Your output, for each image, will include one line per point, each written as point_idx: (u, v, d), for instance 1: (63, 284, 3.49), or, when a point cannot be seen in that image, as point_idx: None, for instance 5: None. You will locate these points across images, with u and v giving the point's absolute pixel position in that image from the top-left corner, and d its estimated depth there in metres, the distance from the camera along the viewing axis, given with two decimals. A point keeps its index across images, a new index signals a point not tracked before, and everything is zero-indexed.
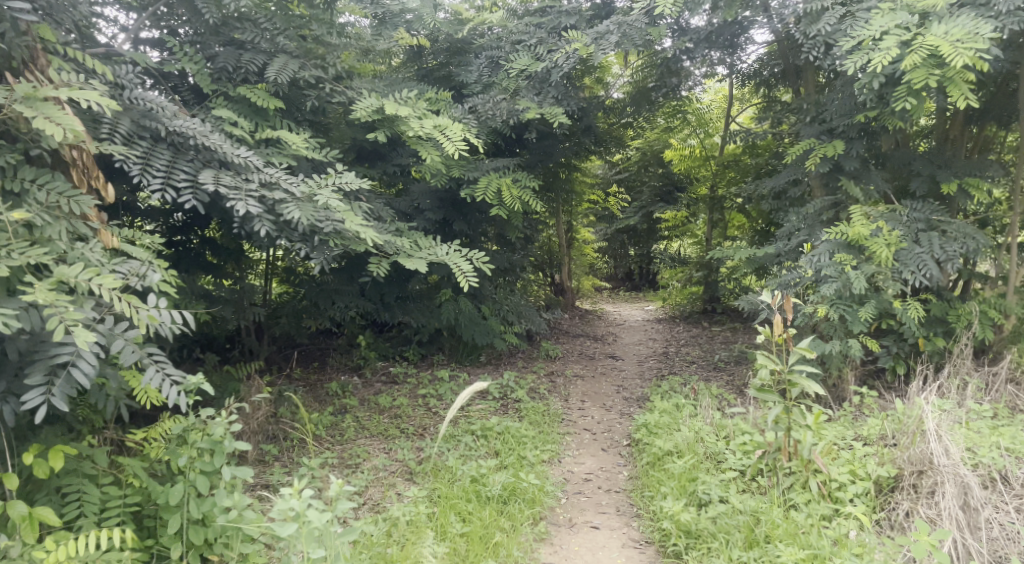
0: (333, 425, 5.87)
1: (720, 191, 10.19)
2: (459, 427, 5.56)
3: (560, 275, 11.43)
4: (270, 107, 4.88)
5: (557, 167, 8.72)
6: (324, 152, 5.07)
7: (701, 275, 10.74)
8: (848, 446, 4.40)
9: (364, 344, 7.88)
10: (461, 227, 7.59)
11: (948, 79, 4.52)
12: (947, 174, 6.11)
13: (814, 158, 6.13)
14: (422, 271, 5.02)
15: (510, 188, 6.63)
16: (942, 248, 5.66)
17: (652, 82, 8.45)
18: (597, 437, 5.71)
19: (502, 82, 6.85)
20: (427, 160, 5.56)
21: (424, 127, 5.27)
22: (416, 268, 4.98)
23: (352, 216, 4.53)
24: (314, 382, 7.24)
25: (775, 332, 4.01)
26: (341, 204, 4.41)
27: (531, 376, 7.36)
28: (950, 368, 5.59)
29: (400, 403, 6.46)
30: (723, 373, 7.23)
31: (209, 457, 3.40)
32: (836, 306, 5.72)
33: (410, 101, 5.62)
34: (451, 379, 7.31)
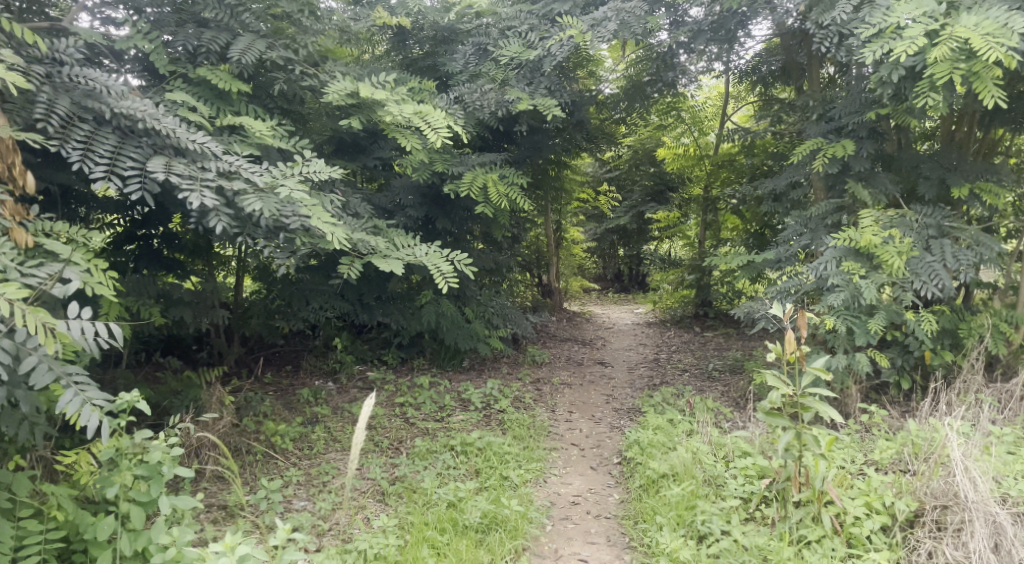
0: (303, 437, 5.46)
1: (714, 191, 9.83)
2: (438, 442, 5.17)
3: (547, 275, 11.03)
4: (233, 91, 4.45)
5: (547, 164, 8.33)
6: (293, 141, 4.64)
7: (694, 279, 10.33)
8: (859, 473, 4.05)
9: (341, 347, 7.47)
10: (445, 225, 7.20)
11: (975, 74, 4.19)
12: (957, 178, 5.79)
13: (821, 159, 5.74)
14: (399, 274, 4.58)
15: (497, 184, 6.22)
16: (955, 257, 5.29)
17: (648, 77, 7.92)
18: (585, 453, 5.32)
19: (490, 72, 6.46)
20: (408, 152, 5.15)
21: (404, 115, 4.83)
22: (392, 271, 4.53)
23: (321, 211, 4.07)
24: (286, 388, 6.83)
25: (787, 349, 3.58)
26: (307, 197, 3.96)
27: (515, 384, 6.98)
28: (962, 385, 5.27)
29: (376, 413, 6.06)
30: (717, 383, 6.88)
31: (145, 486, 3.06)
32: (842, 317, 5.41)
33: (390, 88, 5.21)
34: (432, 386, 6.91)
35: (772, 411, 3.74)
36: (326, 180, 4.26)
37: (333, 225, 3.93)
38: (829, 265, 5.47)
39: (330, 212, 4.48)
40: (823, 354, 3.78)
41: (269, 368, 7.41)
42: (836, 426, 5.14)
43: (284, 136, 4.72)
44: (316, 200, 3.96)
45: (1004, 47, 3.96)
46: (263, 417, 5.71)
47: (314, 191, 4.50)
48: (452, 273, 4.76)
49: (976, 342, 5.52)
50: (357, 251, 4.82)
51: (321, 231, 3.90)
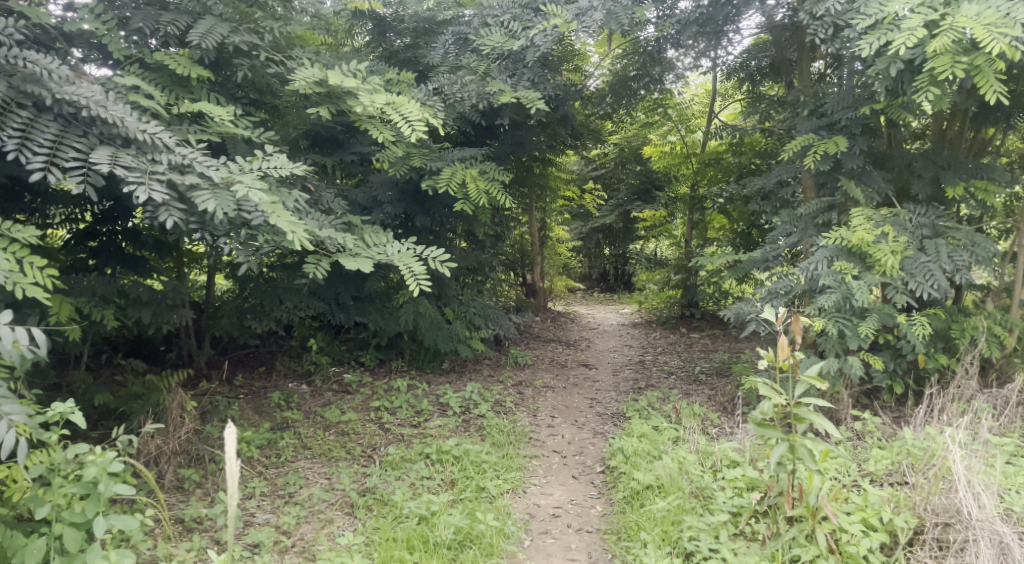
0: (271, 444, 5.19)
1: (701, 190, 9.59)
2: (413, 450, 4.93)
3: (531, 274, 10.79)
4: (194, 77, 4.19)
5: (531, 161, 8.10)
6: (258, 131, 4.38)
7: (679, 278, 10.10)
8: (854, 485, 3.85)
9: (316, 348, 7.20)
10: (423, 223, 6.95)
11: (976, 67, 4.00)
12: (951, 176, 5.61)
13: (813, 155, 5.55)
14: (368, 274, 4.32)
15: (477, 180, 5.97)
16: (951, 257, 5.10)
17: (635, 71, 7.68)
18: (567, 461, 5.09)
19: (472, 63, 6.24)
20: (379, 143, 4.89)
21: (376, 104, 4.58)
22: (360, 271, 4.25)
23: (282, 208, 3.81)
24: (257, 391, 6.56)
25: (780, 356, 3.34)
26: (266, 193, 3.69)
27: (496, 388, 6.74)
28: (957, 390, 5.09)
29: (349, 418, 5.80)
30: (704, 387, 6.67)
31: (80, 506, 2.92)
32: (834, 319, 5.20)
33: (363, 77, 4.96)
34: (409, 390, 6.66)
35: (765, 422, 3.50)
36: (289, 176, 3.99)
37: (294, 224, 3.67)
38: (820, 265, 5.26)
39: (293, 209, 4.21)
40: (817, 362, 3.56)
41: (241, 369, 7.13)
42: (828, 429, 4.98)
43: (249, 126, 4.47)
44: (276, 195, 3.69)
45: (1007, 37, 3.76)
46: (230, 422, 5.45)
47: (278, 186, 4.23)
48: (424, 273, 4.51)
49: (971, 346, 5.34)
50: (325, 249, 4.56)
51: (279, 228, 3.62)
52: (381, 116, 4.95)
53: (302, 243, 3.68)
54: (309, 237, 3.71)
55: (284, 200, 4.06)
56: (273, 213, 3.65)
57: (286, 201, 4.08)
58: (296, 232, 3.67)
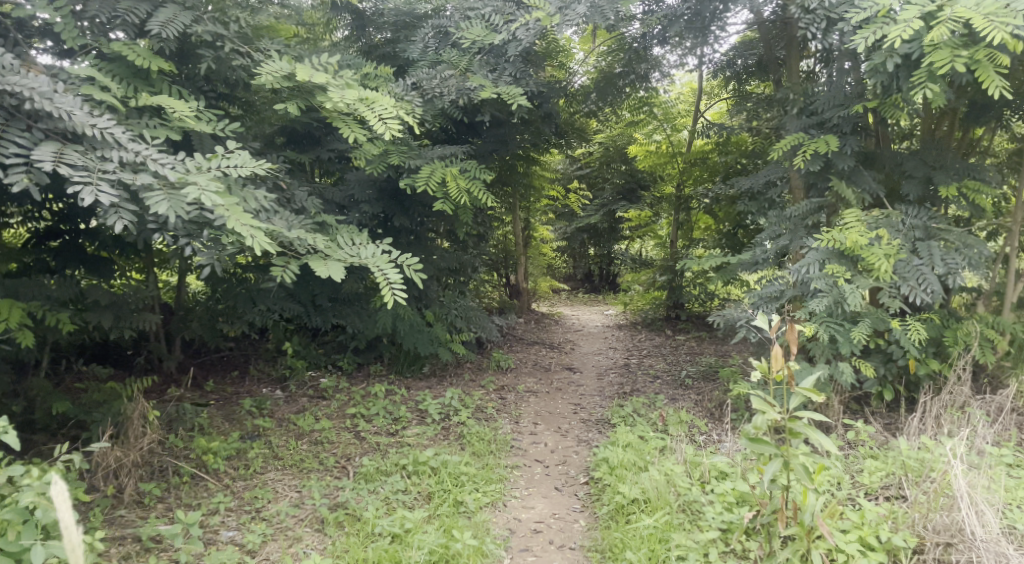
0: (240, 454, 4.97)
1: (687, 190, 9.41)
2: (388, 460, 4.73)
3: (515, 275, 10.59)
4: (153, 68, 3.96)
5: (514, 159, 7.90)
6: (222, 127, 4.15)
7: (665, 280, 9.85)
8: (848, 499, 3.69)
9: (291, 352, 6.97)
10: (402, 223, 6.73)
11: (976, 61, 3.86)
12: (944, 177, 5.48)
13: (804, 155, 5.38)
14: (339, 279, 4.10)
15: (457, 178, 5.74)
16: (944, 260, 4.96)
17: (620, 68, 7.47)
18: (549, 472, 4.89)
19: (452, 58, 6.03)
20: (351, 140, 4.66)
21: (347, 100, 4.34)
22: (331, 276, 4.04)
23: (243, 210, 3.58)
24: (230, 398, 6.33)
25: (772, 367, 3.12)
26: (224, 194, 3.46)
27: (477, 393, 6.53)
28: (950, 397, 4.96)
29: (324, 426, 5.58)
30: (691, 392, 6.51)
31: (16, 534, 2.92)
32: (826, 324, 5.05)
33: (334, 70, 4.72)
34: (388, 395, 6.44)
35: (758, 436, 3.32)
36: (251, 175, 3.76)
37: (254, 228, 3.45)
38: (812, 269, 5.09)
39: (258, 210, 4.00)
40: (814, 373, 3.36)
41: (214, 374, 6.89)
42: (828, 425, 4.99)
43: (213, 121, 4.24)
44: (237, 197, 3.48)
45: (1009, 28, 3.60)
46: (199, 431, 5.23)
47: (241, 184, 4.00)
48: (399, 279, 4.31)
49: (964, 351, 5.21)
50: (293, 251, 4.33)
51: (237, 233, 3.41)
52: (353, 112, 4.70)
53: (263, 248, 3.48)
54: (271, 242, 3.50)
55: (247, 200, 3.84)
56: (232, 215, 3.43)
57: (249, 202, 3.87)
58: (256, 237, 3.46)
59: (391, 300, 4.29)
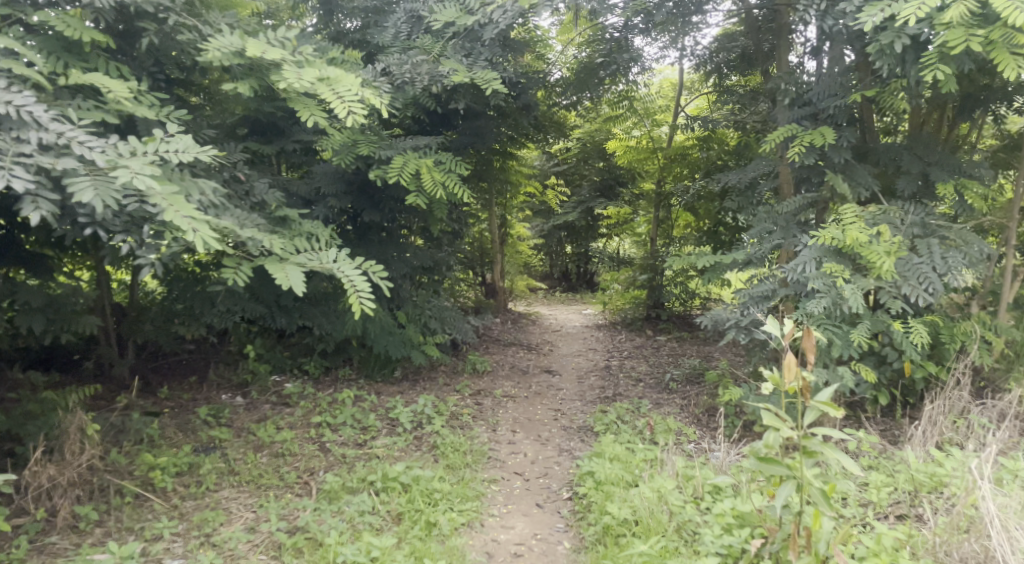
0: (192, 469, 4.58)
1: (667, 186, 9.09)
2: (354, 476, 4.38)
3: (491, 274, 10.21)
4: (86, 41, 3.57)
5: (491, 154, 7.49)
6: (166, 110, 3.76)
7: (645, 278, 9.57)
8: (857, 520, 3.41)
9: (253, 356, 6.54)
10: (372, 219, 6.34)
11: (990, 42, 3.60)
12: (941, 172, 5.22)
13: (797, 147, 5.09)
14: (299, 283, 3.72)
15: (432, 170, 5.33)
16: (945, 259, 4.72)
17: (600, 58, 7.08)
18: (529, 486, 4.54)
19: (424, 43, 5.69)
20: (312, 125, 4.25)
21: (305, 80, 3.94)
22: (289, 281, 3.66)
23: (183, 200, 3.20)
24: (186, 406, 5.91)
25: (784, 380, 2.81)
26: (160, 181, 3.08)
27: (451, 399, 6.16)
28: (953, 405, 4.73)
29: (286, 436, 5.17)
30: (676, 396, 6.21)
31: None
32: (823, 327, 4.78)
33: (292, 47, 4.31)
34: (356, 402, 6.04)
35: (766, 454, 3.01)
36: (194, 161, 3.38)
37: (195, 221, 3.10)
38: (809, 268, 4.79)
39: (205, 204, 3.62)
40: (831, 387, 3.04)
41: (169, 380, 6.44)
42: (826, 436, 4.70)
43: (157, 103, 3.83)
44: (177, 186, 3.13)
45: None
46: (147, 444, 4.82)
47: (185, 173, 3.61)
48: (366, 286, 3.95)
49: (963, 355, 4.97)
50: (246, 250, 3.94)
51: (177, 226, 3.05)
52: (314, 94, 4.30)
53: (206, 243, 3.12)
54: (215, 237, 3.14)
55: (191, 191, 3.47)
56: (172, 206, 3.08)
57: (192, 194, 3.50)
58: (198, 231, 3.10)
59: (357, 308, 3.92)
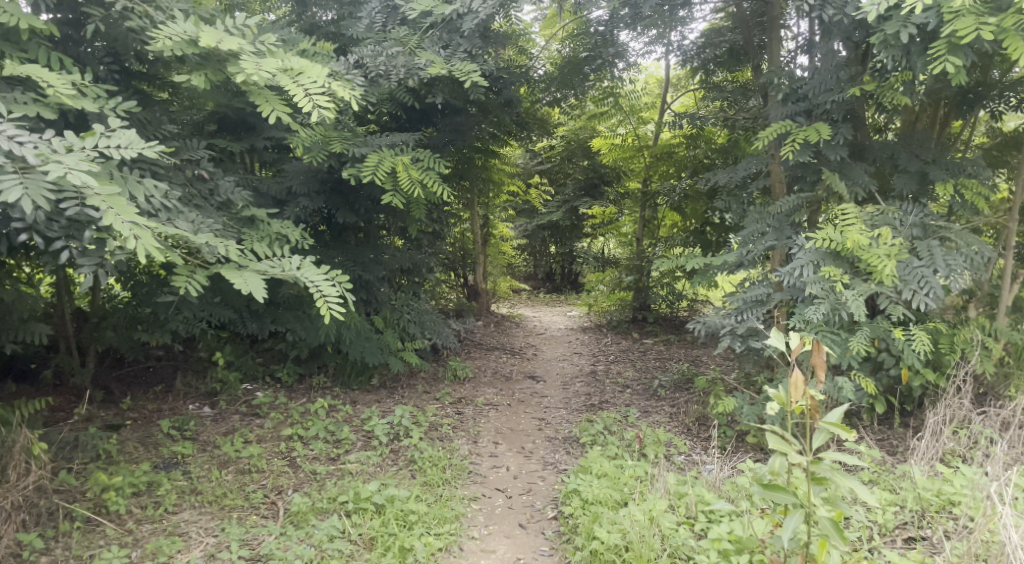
0: (150, 489, 4.27)
1: (653, 185, 8.84)
2: (325, 496, 4.12)
3: (473, 275, 9.91)
4: (23, 26, 3.25)
5: (472, 152, 7.23)
6: (112, 103, 3.45)
7: (631, 280, 9.33)
8: (864, 545, 3.21)
9: (223, 364, 6.22)
10: (347, 219, 6.03)
11: (1002, 31, 3.39)
12: (939, 171, 5.01)
13: (793, 144, 4.85)
14: (258, 292, 3.45)
15: (409, 167, 5.03)
16: (946, 262, 4.53)
17: (585, 53, 6.82)
18: (512, 504, 4.27)
19: (400, 35, 5.43)
20: (274, 120, 3.95)
21: (265, 70, 3.64)
22: (247, 291, 3.38)
23: (124, 200, 2.91)
24: (151, 418, 5.60)
25: (791, 398, 2.57)
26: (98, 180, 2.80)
27: (431, 409, 5.88)
28: (955, 417, 4.54)
29: (253, 451, 4.87)
30: (665, 403, 5.97)
31: None
32: (821, 333, 4.56)
33: (251, 36, 4.02)
34: (330, 413, 5.74)
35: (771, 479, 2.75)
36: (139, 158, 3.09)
37: (137, 225, 2.83)
38: (805, 272, 4.58)
39: (153, 206, 3.34)
40: (841, 403, 2.81)
41: (135, 389, 6.11)
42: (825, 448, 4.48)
43: (104, 95, 3.53)
44: (118, 187, 2.85)
45: None
46: (103, 461, 4.51)
47: (132, 173, 3.32)
48: (333, 293, 3.67)
49: (964, 362, 4.76)
50: (201, 257, 3.65)
51: (116, 232, 2.78)
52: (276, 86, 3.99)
53: (149, 251, 2.84)
54: (159, 244, 2.87)
55: (137, 193, 3.20)
56: (110, 208, 2.80)
57: (137, 196, 3.21)
58: (141, 237, 2.83)
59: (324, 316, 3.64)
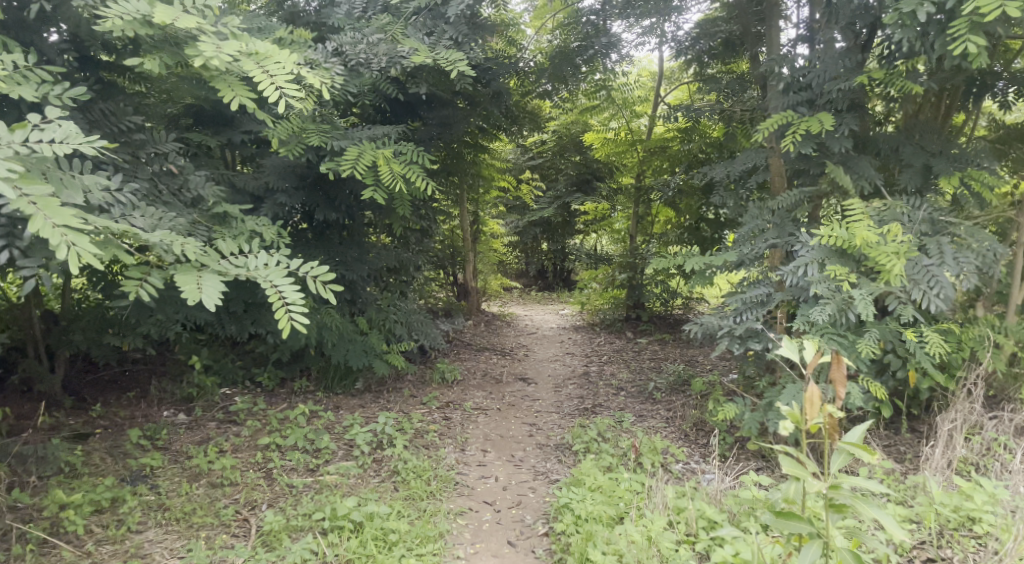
0: (114, 505, 4.00)
1: (647, 180, 8.57)
2: (300, 513, 3.87)
3: (462, 274, 9.62)
4: None
5: (459, 146, 6.98)
6: (57, 92, 3.23)
7: (625, 278, 9.07)
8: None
9: (200, 368, 5.94)
10: (327, 216, 5.75)
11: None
12: (946, 164, 4.77)
13: (794, 136, 4.60)
14: (213, 297, 3.19)
15: (391, 161, 4.74)
16: (956, 259, 4.29)
17: (576, 43, 6.59)
18: (500, 519, 4.02)
19: (381, 22, 5.19)
20: (237, 107, 3.66)
21: (225, 52, 3.35)
22: (200, 295, 3.12)
23: (53, 199, 2.69)
24: (123, 426, 5.32)
25: (807, 417, 2.52)
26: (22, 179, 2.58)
27: (416, 414, 5.61)
28: (966, 424, 4.33)
29: (227, 462, 4.60)
30: (661, 407, 5.71)
31: None
32: (827, 335, 4.32)
33: (214, 16, 3.73)
34: (310, 419, 5.47)
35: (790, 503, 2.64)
36: (75, 153, 2.87)
37: (67, 230, 2.63)
38: (809, 271, 4.35)
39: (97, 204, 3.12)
40: (864, 422, 2.73)
41: (106, 395, 5.82)
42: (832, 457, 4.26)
43: (49, 82, 3.28)
44: (50, 188, 2.66)
45: None
46: (65, 474, 4.23)
47: (74, 168, 3.11)
48: (297, 298, 3.39)
49: (975, 365, 4.53)
50: (157, 258, 3.40)
51: (46, 237, 2.59)
52: (237, 71, 3.69)
53: (82, 257, 2.65)
54: (94, 249, 2.68)
55: (76, 191, 2.97)
56: (41, 211, 2.61)
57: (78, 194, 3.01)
58: (74, 243, 2.64)
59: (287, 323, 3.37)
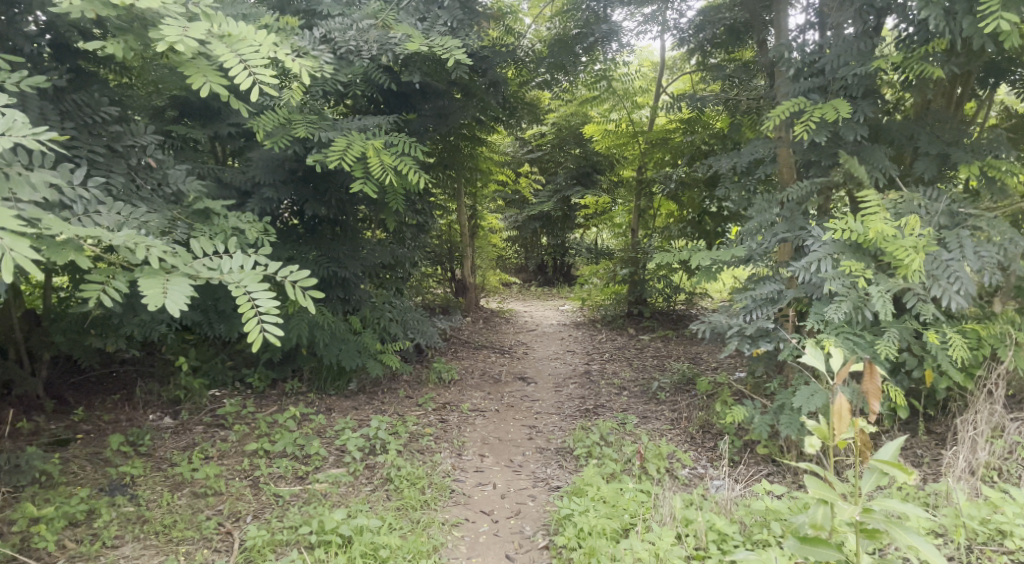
0: (90, 518, 3.80)
1: (649, 172, 8.31)
2: (286, 526, 3.66)
3: (460, 270, 9.38)
4: None
5: (455, 137, 6.73)
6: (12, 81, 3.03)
7: (626, 273, 8.84)
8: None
9: (187, 369, 5.72)
10: (317, 211, 5.52)
11: None
12: (965, 152, 4.53)
13: (807, 124, 4.37)
14: (178, 304, 2.97)
15: (381, 152, 4.49)
16: (978, 254, 4.07)
17: (575, 30, 6.42)
18: (498, 531, 3.81)
19: (371, 7, 4.95)
20: (208, 95, 3.42)
21: (191, 36, 3.14)
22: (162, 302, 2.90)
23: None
24: (108, 430, 5.11)
25: (834, 433, 2.45)
26: None
27: (411, 417, 5.39)
28: (988, 425, 4.12)
29: (212, 470, 4.39)
30: (666, 409, 5.49)
31: None
32: (842, 335, 4.10)
33: None
34: (301, 423, 5.26)
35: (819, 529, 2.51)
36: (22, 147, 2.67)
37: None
38: (822, 267, 4.12)
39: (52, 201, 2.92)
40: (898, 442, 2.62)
41: (90, 398, 5.60)
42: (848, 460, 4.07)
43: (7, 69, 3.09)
44: None
45: None
46: (40, 485, 4.02)
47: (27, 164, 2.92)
48: (272, 306, 3.15)
49: (995, 364, 4.31)
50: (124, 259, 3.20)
51: None
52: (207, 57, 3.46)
53: (21, 264, 2.47)
54: (34, 255, 2.49)
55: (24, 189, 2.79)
56: None
57: (29, 192, 2.81)
58: (11, 248, 2.46)
59: (260, 332, 3.13)
